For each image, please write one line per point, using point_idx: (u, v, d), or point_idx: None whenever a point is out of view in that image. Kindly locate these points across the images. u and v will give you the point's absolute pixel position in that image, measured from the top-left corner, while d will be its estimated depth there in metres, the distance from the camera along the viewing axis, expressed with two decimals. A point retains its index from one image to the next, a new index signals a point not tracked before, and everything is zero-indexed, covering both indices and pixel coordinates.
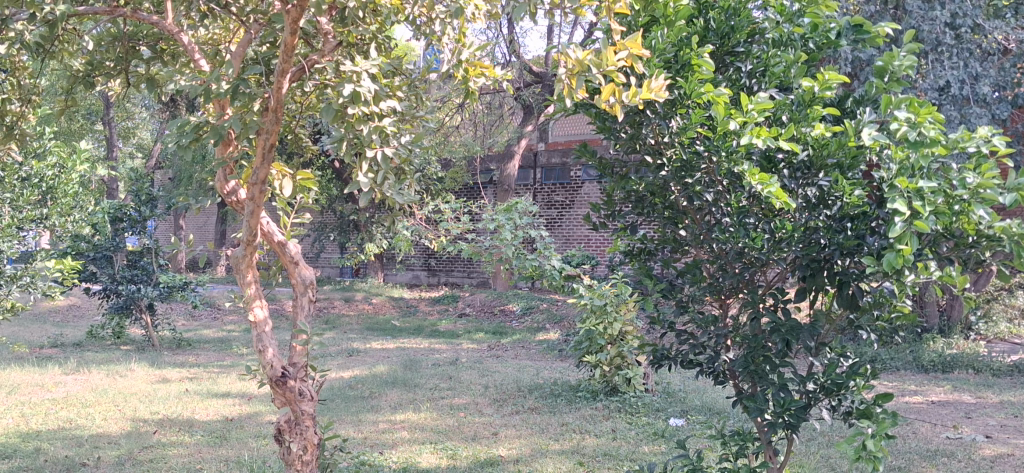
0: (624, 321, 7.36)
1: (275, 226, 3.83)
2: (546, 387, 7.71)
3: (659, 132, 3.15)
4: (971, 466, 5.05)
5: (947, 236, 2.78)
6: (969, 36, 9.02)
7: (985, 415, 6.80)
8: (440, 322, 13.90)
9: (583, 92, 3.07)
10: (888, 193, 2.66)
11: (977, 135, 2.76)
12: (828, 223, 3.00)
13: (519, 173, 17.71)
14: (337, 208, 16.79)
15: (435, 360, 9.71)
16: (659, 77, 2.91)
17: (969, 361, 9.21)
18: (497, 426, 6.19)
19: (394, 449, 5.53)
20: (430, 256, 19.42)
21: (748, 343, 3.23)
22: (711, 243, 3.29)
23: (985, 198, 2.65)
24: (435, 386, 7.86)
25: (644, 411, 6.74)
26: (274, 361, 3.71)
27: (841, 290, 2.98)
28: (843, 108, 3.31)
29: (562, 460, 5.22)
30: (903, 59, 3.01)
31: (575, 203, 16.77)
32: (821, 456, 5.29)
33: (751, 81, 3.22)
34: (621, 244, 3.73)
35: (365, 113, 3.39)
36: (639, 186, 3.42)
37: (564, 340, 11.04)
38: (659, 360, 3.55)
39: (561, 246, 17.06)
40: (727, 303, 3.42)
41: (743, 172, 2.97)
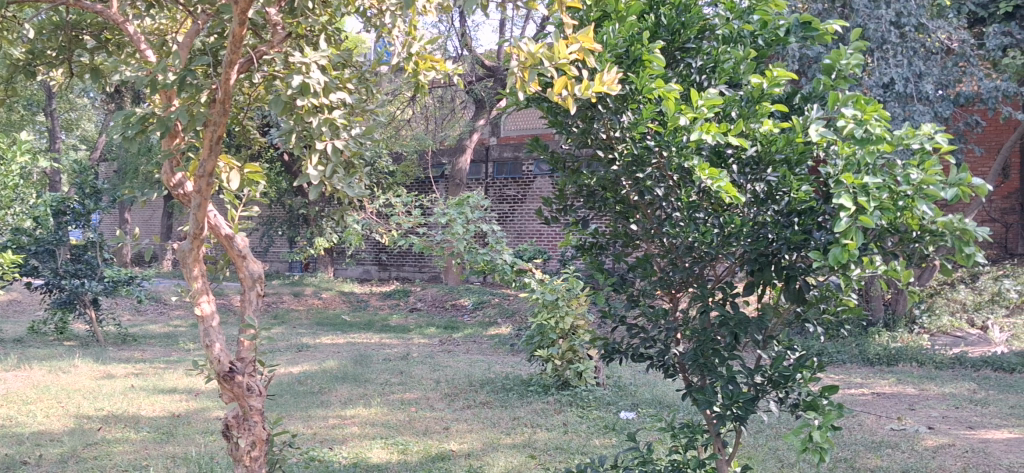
0: (576, 315, 7.32)
1: (223, 220, 3.77)
2: (498, 382, 7.71)
3: (611, 126, 3.16)
4: (914, 456, 5.16)
5: (891, 231, 2.85)
6: (913, 34, 9.19)
7: (927, 406, 6.95)
8: (391, 317, 13.83)
9: (535, 86, 3.09)
10: (835, 189, 2.70)
11: (921, 133, 2.81)
12: (776, 218, 3.04)
13: (471, 167, 17.66)
14: (287, 202, 16.63)
15: (385, 355, 9.66)
16: (611, 71, 2.92)
17: (913, 354, 9.37)
18: (448, 421, 6.18)
19: (343, 444, 5.49)
20: (382, 250, 19.30)
21: (697, 337, 3.26)
22: (662, 238, 3.31)
23: (929, 194, 2.70)
24: (386, 381, 7.82)
25: (595, 405, 6.78)
26: (221, 356, 3.66)
27: (788, 284, 3.04)
28: (791, 105, 3.34)
29: (512, 454, 5.24)
30: (851, 57, 3.06)
31: (527, 198, 16.81)
32: (768, 447, 5.36)
33: (701, 77, 3.25)
34: (571, 238, 3.72)
35: (314, 105, 3.36)
36: (591, 180, 3.44)
37: (515, 335, 11.04)
38: (610, 354, 3.55)
39: (513, 240, 17.09)
40: (677, 297, 3.45)
41: (693, 167, 2.98)
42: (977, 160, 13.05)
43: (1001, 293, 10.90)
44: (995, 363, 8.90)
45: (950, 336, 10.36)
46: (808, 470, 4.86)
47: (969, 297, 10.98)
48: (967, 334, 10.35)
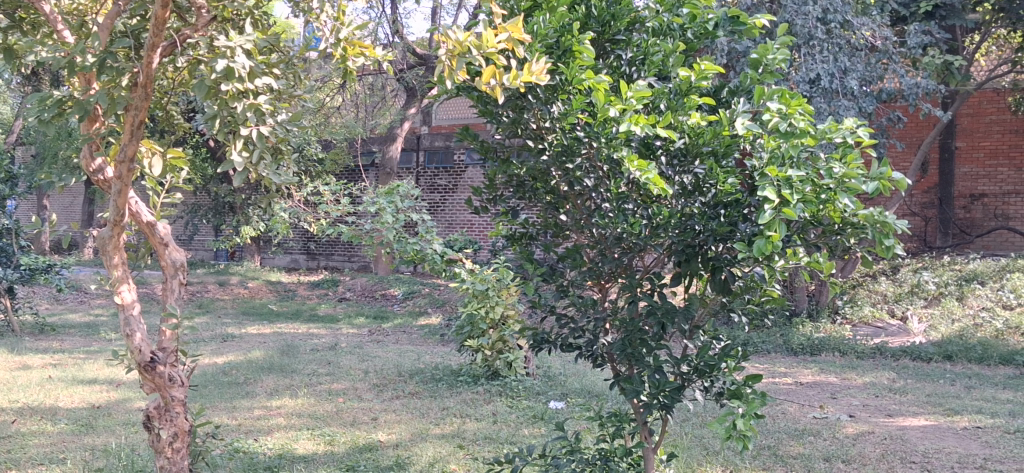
0: (506, 305, 7.29)
1: (144, 207, 3.66)
2: (427, 372, 7.68)
3: (541, 116, 3.17)
4: (835, 444, 5.29)
5: (815, 223, 2.92)
6: (839, 31, 9.32)
7: (849, 395, 7.13)
8: (319, 306, 13.68)
9: (463, 74, 3.10)
10: (760, 181, 2.75)
11: (843, 127, 2.88)
12: (703, 210, 3.08)
13: (402, 155, 17.54)
14: (212, 189, 16.31)
15: (313, 345, 9.55)
16: (538, 60, 2.91)
17: (835, 344, 9.61)
18: (377, 411, 6.15)
19: (269, 436, 5.42)
20: (310, 239, 19.08)
21: (625, 327, 3.29)
22: (591, 228, 3.34)
23: (850, 187, 2.78)
24: (313, 372, 7.73)
25: (524, 394, 6.81)
26: (143, 346, 3.57)
27: (714, 276, 3.08)
28: (719, 98, 3.38)
29: (441, 444, 5.23)
30: (778, 52, 3.11)
31: (458, 188, 16.76)
32: (694, 436, 5.43)
33: (631, 69, 3.26)
34: (502, 227, 3.73)
35: (238, 90, 3.30)
36: (521, 170, 3.44)
37: (445, 325, 11.02)
38: (539, 343, 3.56)
39: (443, 230, 17.05)
40: (607, 287, 3.49)
41: (621, 158, 3.00)
42: (900, 155, 13.41)
43: (920, 285, 11.12)
44: (913, 353, 9.16)
45: (870, 326, 10.50)
46: (733, 457, 4.95)
47: (890, 288, 11.24)
48: (888, 324, 10.49)
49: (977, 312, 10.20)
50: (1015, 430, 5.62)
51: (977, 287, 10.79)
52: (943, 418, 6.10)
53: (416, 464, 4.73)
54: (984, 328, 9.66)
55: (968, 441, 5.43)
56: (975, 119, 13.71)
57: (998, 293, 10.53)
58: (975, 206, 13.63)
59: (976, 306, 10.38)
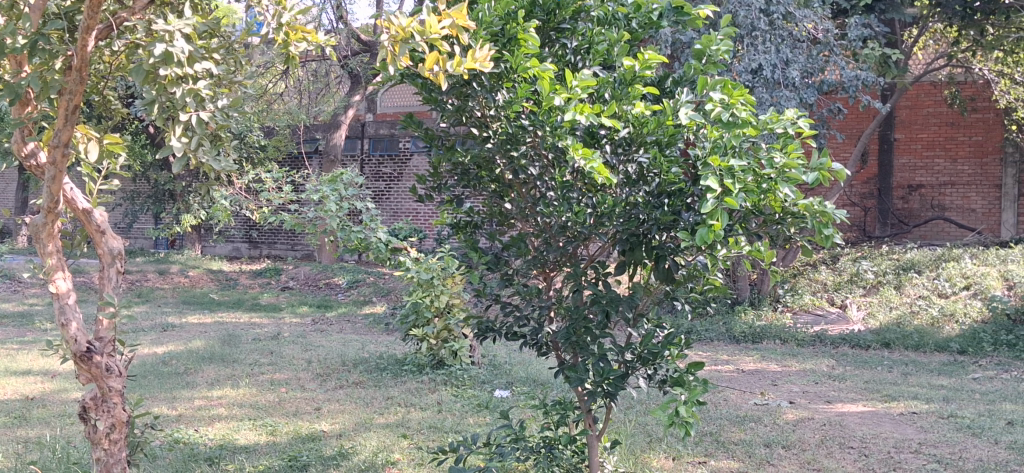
0: (451, 294, 7.23)
1: (79, 193, 3.56)
2: (371, 361, 7.64)
3: (486, 105, 3.16)
4: (776, 430, 5.38)
5: (756, 213, 2.97)
6: (781, 22, 9.37)
7: (789, 381, 7.25)
8: (262, 295, 13.52)
9: (406, 61, 3.04)
10: (703, 171, 2.78)
11: (784, 118, 2.93)
12: (647, 199, 3.11)
13: (346, 142, 17.36)
14: (152, 176, 16.01)
15: (256, 334, 9.43)
16: (483, 48, 2.91)
17: (776, 331, 9.77)
18: (320, 401, 6.10)
19: (210, 426, 5.35)
20: (252, 227, 18.85)
21: (570, 315, 3.28)
22: (536, 217, 3.34)
23: (791, 177, 2.82)
24: (255, 361, 7.64)
25: (470, 383, 6.81)
26: (78, 336, 3.49)
27: (658, 264, 3.10)
28: (663, 88, 3.40)
29: (385, 433, 5.20)
30: (721, 43, 3.14)
31: (403, 176, 16.67)
32: (638, 423, 5.47)
33: (576, 58, 3.28)
34: (446, 216, 3.71)
35: (178, 75, 3.22)
36: (465, 159, 3.40)
37: (390, 314, 10.98)
38: (484, 332, 3.56)
39: (388, 218, 16.95)
40: (551, 275, 3.48)
41: (566, 146, 2.99)
42: (840, 146, 13.63)
43: (859, 274, 11.34)
44: (852, 340, 9.34)
45: (810, 313, 10.72)
46: (676, 443, 5.00)
47: (829, 277, 11.44)
48: (828, 312, 10.72)
49: (914, 300, 10.42)
50: (949, 416, 5.77)
51: (914, 275, 11.03)
52: (880, 404, 6.24)
53: (359, 454, 4.70)
54: (920, 316, 9.89)
55: (904, 427, 5.56)
56: (912, 111, 13.91)
57: (933, 282, 10.77)
58: (913, 196, 13.92)
59: (913, 295, 10.61)
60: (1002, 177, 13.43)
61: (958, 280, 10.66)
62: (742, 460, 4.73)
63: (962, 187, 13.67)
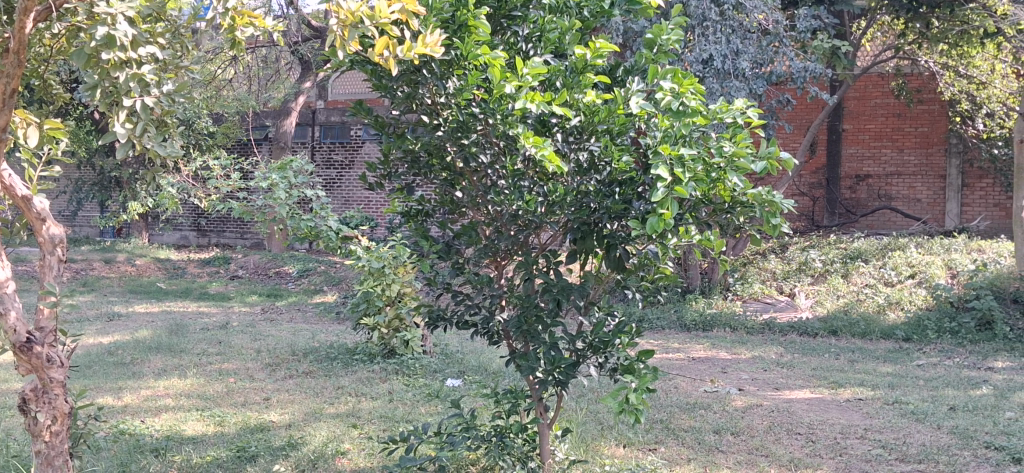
0: (402, 282, 7.20)
1: (18, 179, 3.45)
2: (322, 351, 7.58)
3: (436, 92, 3.12)
4: (725, 417, 5.45)
5: (706, 203, 3.00)
6: (732, 13, 9.44)
7: (739, 369, 7.35)
8: (211, 284, 13.34)
9: (354, 46, 2.97)
10: (653, 159, 2.80)
11: (733, 107, 2.96)
12: (598, 188, 3.13)
13: (296, 129, 17.15)
14: (96, 163, 15.70)
15: (204, 324, 9.30)
16: (433, 33, 2.88)
17: (726, 319, 9.89)
18: (269, 391, 6.04)
19: (156, 417, 5.27)
20: (200, 215, 18.58)
21: (521, 303, 3.31)
22: (488, 205, 3.32)
23: (739, 166, 2.87)
24: (203, 351, 7.53)
25: (421, 372, 6.79)
26: (18, 326, 3.40)
27: (609, 252, 3.13)
28: (615, 77, 3.41)
29: (335, 423, 5.17)
30: (671, 32, 3.17)
31: (354, 163, 16.54)
32: (589, 411, 5.49)
33: (527, 45, 3.26)
34: (396, 205, 3.68)
35: (121, 60, 3.15)
36: (416, 146, 3.37)
37: (341, 302, 10.91)
38: (434, 321, 3.55)
39: (339, 206, 16.83)
40: (502, 264, 3.48)
41: (517, 135, 3.00)
42: (790, 137, 13.83)
43: (807, 263, 11.49)
44: (800, 328, 9.49)
45: (760, 301, 10.86)
46: (626, 431, 5.04)
47: (778, 266, 11.59)
48: (777, 300, 10.85)
49: (860, 288, 10.61)
50: (894, 401, 5.89)
51: (860, 264, 11.22)
52: (827, 391, 6.35)
53: (309, 444, 4.66)
54: (867, 304, 10.09)
55: (851, 413, 5.66)
56: (861, 102, 14.24)
57: (880, 271, 10.97)
58: (860, 186, 14.19)
59: (860, 283, 10.81)
60: (947, 168, 13.65)
61: (903, 269, 10.87)
62: (692, 447, 4.78)
63: (908, 177, 13.95)
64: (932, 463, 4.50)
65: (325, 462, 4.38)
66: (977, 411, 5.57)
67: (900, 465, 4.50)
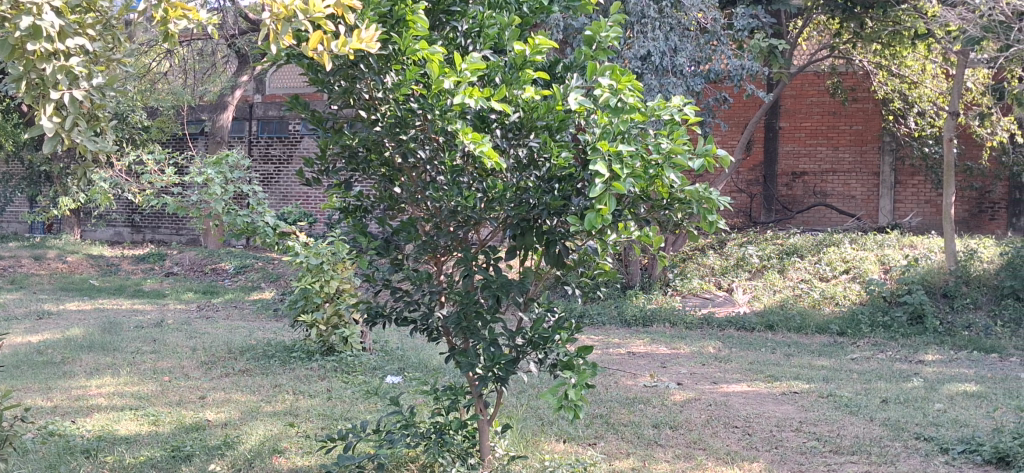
0: (341, 279, 7.12)
1: None
2: (259, 348, 7.47)
3: (374, 87, 3.11)
4: (664, 411, 5.50)
5: (644, 199, 3.03)
6: (670, 11, 9.52)
7: (677, 363, 7.43)
8: (145, 281, 13.08)
9: (287, 40, 2.90)
10: (592, 155, 2.80)
11: (671, 105, 2.98)
12: (537, 184, 3.14)
13: (233, 124, 16.90)
14: (24, 158, 15.27)
15: (138, 322, 9.12)
16: (369, 28, 2.84)
17: (665, 315, 9.99)
18: (204, 390, 5.94)
19: (88, 417, 5.15)
20: (133, 211, 18.21)
21: (460, 300, 3.29)
22: (427, 202, 3.32)
23: (677, 163, 2.90)
24: (136, 350, 7.38)
25: (360, 370, 6.74)
26: None
27: (549, 249, 3.16)
28: (553, 73, 3.41)
29: (272, 422, 5.10)
30: (610, 29, 3.18)
31: (292, 159, 16.34)
32: (528, 407, 5.50)
33: (466, 41, 3.25)
34: (334, 200, 3.62)
35: (48, 51, 3.06)
36: (353, 142, 3.28)
37: (279, 299, 10.78)
38: (373, 318, 3.52)
39: (276, 202, 16.62)
40: (442, 261, 3.47)
41: (456, 131, 2.98)
42: (727, 134, 14.05)
43: (745, 259, 11.65)
44: (737, 323, 9.63)
45: (698, 297, 10.99)
46: (567, 426, 5.07)
47: (716, 262, 11.73)
48: (715, 295, 10.99)
49: (796, 284, 10.82)
50: (828, 394, 6.02)
51: (796, 260, 11.43)
52: (763, 384, 6.46)
53: (245, 443, 4.60)
54: (802, 298, 10.29)
55: (786, 405, 5.77)
56: (797, 100, 14.50)
57: (815, 266, 11.19)
58: (796, 183, 14.50)
59: (795, 278, 11.01)
60: (881, 165, 13.97)
61: (838, 264, 11.10)
62: (631, 441, 4.82)
63: (843, 174, 14.25)
64: (864, 454, 4.60)
65: (262, 461, 4.33)
66: (907, 403, 5.72)
67: (834, 456, 4.60)
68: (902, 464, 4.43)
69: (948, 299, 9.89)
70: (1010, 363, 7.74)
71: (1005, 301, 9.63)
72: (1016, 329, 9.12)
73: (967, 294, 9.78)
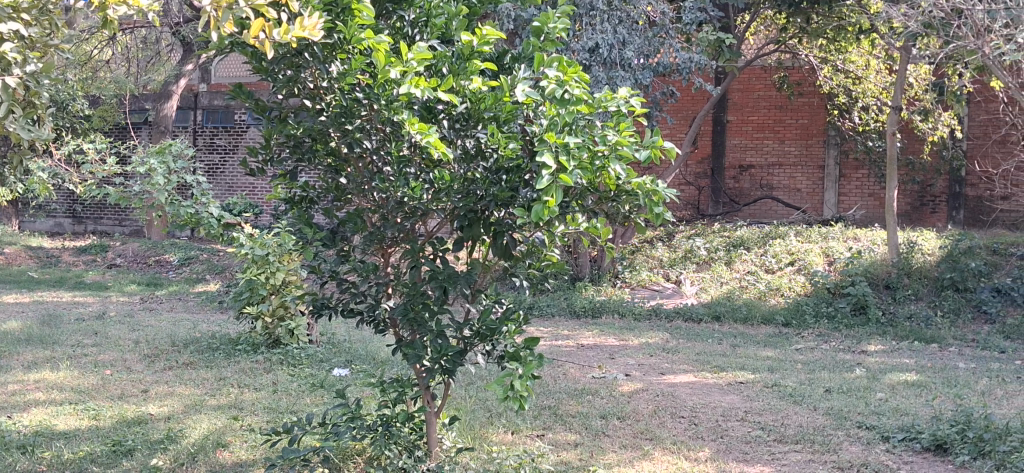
0: (287, 271, 7.04)
1: None
2: (203, 341, 7.37)
3: (318, 76, 3.07)
4: (612, 402, 5.54)
5: (592, 191, 3.04)
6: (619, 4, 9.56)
7: (626, 355, 7.48)
8: (86, 273, 12.83)
9: (229, 26, 2.85)
10: (539, 147, 2.81)
11: (617, 96, 3.00)
12: (486, 175, 3.12)
13: (177, 113, 16.62)
14: None
15: (79, 314, 8.96)
16: (311, 16, 2.79)
17: (614, 306, 10.05)
18: (147, 383, 5.85)
19: (26, 412, 5.05)
20: (75, 201, 17.86)
21: (407, 292, 3.29)
22: (373, 193, 3.29)
23: (623, 155, 2.92)
24: (77, 343, 7.24)
25: (307, 362, 6.69)
26: None
27: (496, 240, 3.15)
28: (502, 64, 3.41)
29: (216, 415, 5.04)
30: (558, 20, 3.18)
31: (238, 149, 16.14)
32: (477, 399, 5.49)
33: (413, 31, 3.24)
34: (280, 191, 3.57)
35: None
36: (297, 132, 3.19)
37: (224, 291, 10.65)
38: (319, 309, 3.49)
39: (221, 193, 16.40)
40: (388, 252, 3.45)
41: (402, 120, 2.97)
42: (675, 127, 14.16)
43: (693, 251, 11.76)
44: (685, 314, 9.72)
45: (647, 289, 11.06)
46: (514, 418, 5.07)
47: (665, 254, 11.83)
48: (663, 286, 11.08)
49: (742, 276, 10.95)
50: (773, 384, 6.10)
51: (742, 252, 11.57)
52: (709, 375, 6.53)
53: (188, 437, 4.53)
54: (748, 290, 10.42)
55: (732, 395, 5.84)
56: (744, 94, 14.63)
57: (761, 258, 11.34)
58: (743, 176, 14.66)
59: (742, 270, 11.15)
60: (826, 158, 14.19)
61: (783, 256, 11.26)
62: (579, 432, 4.85)
63: (788, 168, 14.44)
64: (807, 443, 4.67)
65: (206, 455, 4.27)
66: (851, 393, 5.82)
67: (778, 446, 4.66)
68: (843, 452, 4.51)
69: (890, 290, 10.06)
70: (949, 353, 7.92)
71: (945, 292, 9.85)
72: (955, 319, 9.33)
73: (909, 286, 9.97)
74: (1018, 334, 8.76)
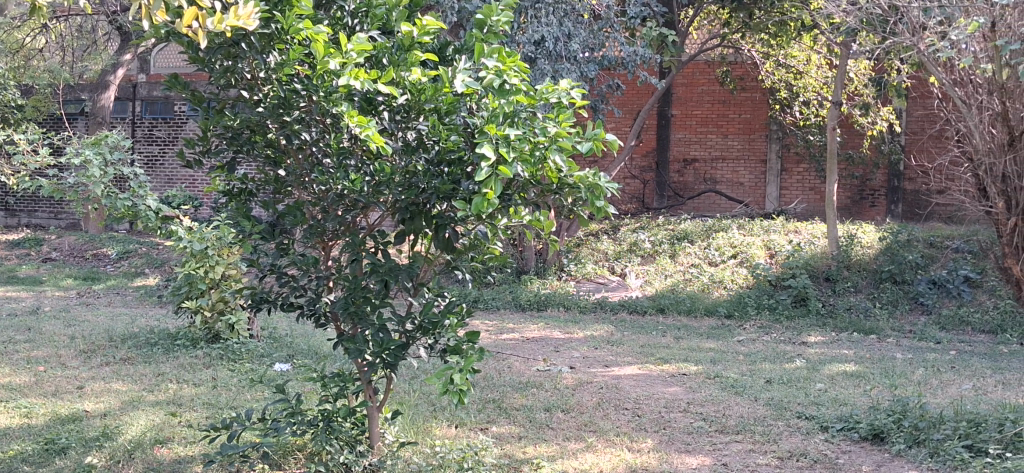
0: (226, 265, 6.94)
1: None
2: (141, 336, 7.24)
3: (256, 67, 3.02)
4: (555, 394, 5.56)
5: (533, 183, 3.04)
6: None
7: (570, 348, 7.51)
8: (20, 267, 12.53)
9: (161, 14, 2.79)
10: (479, 139, 2.80)
11: (558, 88, 3.01)
12: (427, 168, 3.10)
13: (115, 104, 16.30)
14: None
15: (12, 310, 8.75)
16: (246, 5, 2.74)
17: (559, 299, 10.09)
18: (83, 380, 5.73)
19: None
20: (8, 194, 17.44)
21: (348, 285, 3.27)
22: (314, 185, 3.26)
23: (564, 146, 2.93)
24: (10, 339, 7.06)
25: (247, 357, 6.62)
26: None
27: (438, 233, 3.13)
28: (444, 56, 3.39)
29: (153, 411, 4.96)
30: (501, 13, 3.18)
31: (177, 141, 15.88)
32: (420, 393, 5.47)
33: (353, 21, 3.20)
34: (218, 183, 3.53)
35: None
36: (235, 122, 3.20)
37: (164, 285, 10.48)
38: (258, 303, 3.46)
39: (160, 186, 16.12)
40: (329, 245, 3.42)
41: (341, 112, 2.95)
42: (619, 121, 14.24)
43: (637, 244, 11.86)
44: (629, 307, 9.80)
45: (591, 281, 11.12)
46: (459, 411, 5.06)
47: (610, 247, 11.89)
48: (607, 279, 11.14)
49: (686, 268, 11.07)
50: (715, 376, 6.18)
51: (686, 245, 11.68)
52: (652, 367, 6.59)
53: (125, 434, 4.45)
54: (692, 283, 10.53)
55: (675, 387, 5.90)
56: (688, 89, 14.80)
57: (704, 251, 11.46)
58: (687, 170, 14.81)
59: (685, 263, 11.26)
60: (768, 152, 14.39)
61: (725, 249, 11.40)
62: (523, 425, 4.86)
63: (731, 162, 14.61)
64: (748, 433, 4.74)
65: (142, 453, 4.20)
66: (790, 384, 5.92)
67: (719, 436, 4.72)
68: (784, 442, 4.58)
69: (830, 283, 10.24)
70: (886, 344, 8.08)
71: (883, 284, 10.05)
72: (893, 311, 9.51)
73: (848, 278, 10.15)
74: (953, 326, 8.99)
